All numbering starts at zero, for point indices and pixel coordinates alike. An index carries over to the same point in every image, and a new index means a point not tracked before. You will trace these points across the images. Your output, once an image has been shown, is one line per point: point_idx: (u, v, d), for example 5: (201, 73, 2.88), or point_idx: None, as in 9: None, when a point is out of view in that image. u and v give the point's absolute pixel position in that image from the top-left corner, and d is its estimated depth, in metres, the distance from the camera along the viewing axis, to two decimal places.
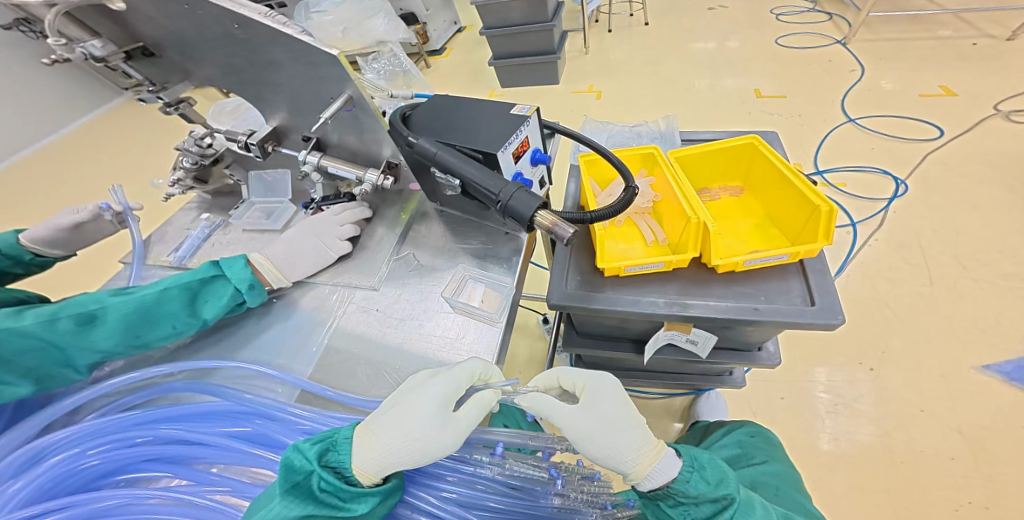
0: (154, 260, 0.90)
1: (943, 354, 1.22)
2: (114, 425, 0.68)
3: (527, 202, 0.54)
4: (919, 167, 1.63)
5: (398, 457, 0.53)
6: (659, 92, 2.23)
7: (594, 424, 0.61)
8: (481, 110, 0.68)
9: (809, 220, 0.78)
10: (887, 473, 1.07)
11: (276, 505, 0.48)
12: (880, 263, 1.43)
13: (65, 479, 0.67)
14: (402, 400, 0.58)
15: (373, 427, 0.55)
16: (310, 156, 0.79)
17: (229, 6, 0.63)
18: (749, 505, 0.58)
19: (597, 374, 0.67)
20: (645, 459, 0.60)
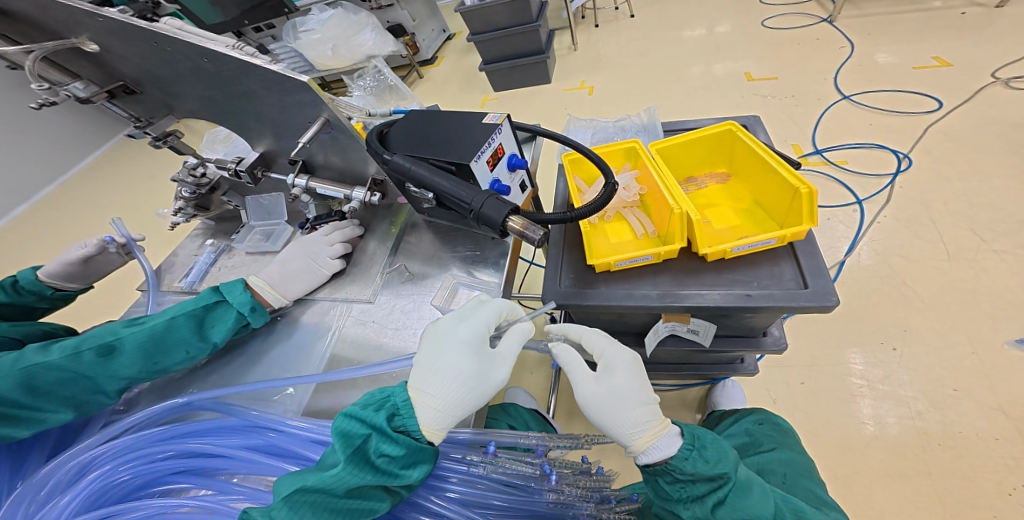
0: (168, 287, 0.93)
1: (971, 331, 1.19)
2: (141, 442, 0.70)
3: (498, 208, 0.56)
4: (922, 140, 1.60)
5: (463, 405, 0.59)
6: (651, 83, 2.22)
7: (602, 389, 0.66)
8: (455, 122, 0.70)
9: (793, 203, 0.77)
10: (921, 455, 1.05)
11: (343, 473, 0.50)
12: (892, 241, 1.40)
13: (106, 491, 0.71)
14: (445, 351, 0.62)
15: (430, 385, 0.59)
16: (298, 180, 0.80)
17: (195, 40, 0.65)
18: (748, 484, 0.57)
19: (613, 346, 0.71)
20: (646, 433, 0.62)
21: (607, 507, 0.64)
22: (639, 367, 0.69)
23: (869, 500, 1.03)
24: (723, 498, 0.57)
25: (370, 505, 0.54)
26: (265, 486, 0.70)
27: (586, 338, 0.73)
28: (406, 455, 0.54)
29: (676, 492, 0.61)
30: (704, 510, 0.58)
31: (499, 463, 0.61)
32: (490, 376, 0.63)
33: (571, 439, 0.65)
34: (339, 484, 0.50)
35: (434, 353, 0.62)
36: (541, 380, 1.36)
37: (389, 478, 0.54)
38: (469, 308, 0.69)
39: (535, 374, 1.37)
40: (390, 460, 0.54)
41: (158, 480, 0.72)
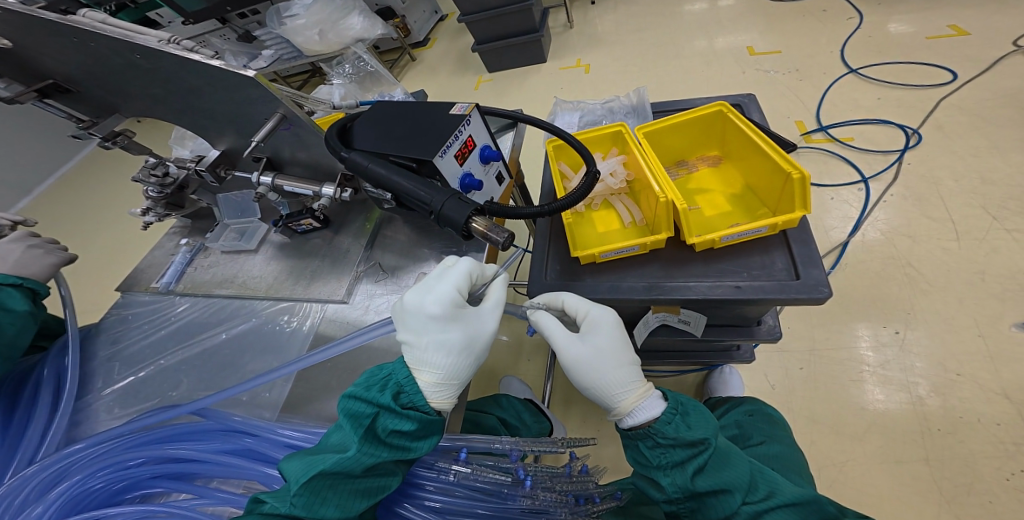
0: (145, 287, 0.92)
1: (979, 313, 1.15)
2: (119, 446, 0.69)
3: (460, 210, 0.53)
4: (933, 115, 1.52)
5: (460, 376, 0.59)
6: (649, 60, 2.13)
7: (586, 353, 0.64)
8: (421, 112, 0.65)
9: (786, 188, 0.72)
10: (919, 440, 1.03)
11: (358, 454, 0.48)
12: (899, 220, 1.34)
13: (85, 497, 0.70)
14: (424, 324, 0.59)
15: (418, 358, 0.58)
16: (263, 178, 0.77)
17: (123, 37, 0.62)
18: (729, 453, 0.54)
19: (596, 307, 0.68)
20: (632, 393, 0.62)
21: (582, 508, 0.63)
22: (623, 328, 0.67)
23: (866, 485, 1.01)
24: (702, 465, 0.54)
25: (385, 483, 0.52)
26: (242, 489, 0.68)
27: (566, 300, 0.70)
28: (418, 429, 0.53)
29: (655, 458, 0.57)
30: (683, 478, 0.54)
31: (470, 470, 0.61)
32: (476, 340, 0.62)
33: (547, 445, 0.66)
34: (356, 464, 0.49)
35: (413, 325, 0.60)
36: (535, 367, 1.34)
37: (404, 453, 0.53)
38: (442, 270, 0.65)
39: (528, 361, 1.35)
40: (401, 436, 0.53)
41: (137, 484, 0.71)
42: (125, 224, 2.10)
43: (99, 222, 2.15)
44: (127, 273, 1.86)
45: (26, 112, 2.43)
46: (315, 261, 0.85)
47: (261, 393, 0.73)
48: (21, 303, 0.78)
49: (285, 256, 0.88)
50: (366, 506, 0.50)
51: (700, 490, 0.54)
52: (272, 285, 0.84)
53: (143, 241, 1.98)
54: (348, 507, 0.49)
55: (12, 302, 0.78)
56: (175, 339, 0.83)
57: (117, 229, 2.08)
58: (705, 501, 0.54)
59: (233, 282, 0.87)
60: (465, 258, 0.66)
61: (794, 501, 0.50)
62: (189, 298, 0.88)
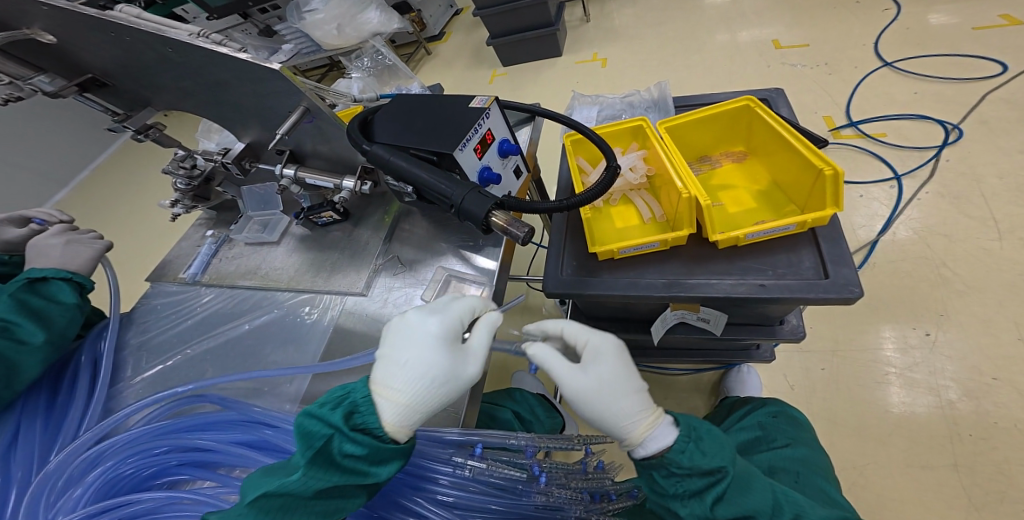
0: (172, 277, 0.95)
1: (1019, 316, 1.10)
2: (146, 434, 0.71)
3: (480, 203, 0.53)
4: (977, 109, 1.46)
5: (430, 402, 0.54)
6: (669, 54, 2.09)
7: (586, 382, 0.59)
8: (440, 106, 0.65)
9: (817, 185, 0.69)
10: (949, 446, 0.99)
11: (303, 478, 0.45)
12: (932, 218, 1.30)
13: (117, 482, 0.72)
14: (401, 345, 0.57)
15: (385, 378, 0.54)
16: (286, 170, 0.79)
17: (156, 30, 0.63)
18: (746, 477, 0.51)
19: (597, 334, 0.64)
20: (641, 423, 0.56)
21: (596, 507, 0.64)
22: (627, 355, 0.62)
23: (889, 490, 0.98)
24: (721, 494, 0.50)
25: (342, 507, 0.49)
26: None
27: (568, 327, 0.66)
28: (373, 453, 0.49)
29: (670, 487, 0.53)
30: (702, 508, 0.51)
31: (486, 466, 0.61)
32: (455, 366, 0.56)
33: (563, 441, 0.66)
34: (302, 487, 0.45)
35: (401, 348, 0.57)
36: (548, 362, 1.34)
37: (359, 478, 0.48)
38: (446, 301, 0.64)
39: None
40: (357, 460, 0.48)
41: (165, 471, 0.73)
42: (150, 216, 2.16)
43: (128, 213, 2.22)
44: (155, 263, 1.93)
45: (60, 106, 2.51)
46: (336, 253, 0.86)
47: (284, 383, 0.75)
48: (70, 296, 0.83)
49: (305, 249, 0.89)
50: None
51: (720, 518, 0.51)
52: (294, 277, 0.86)
53: (171, 232, 2.05)
54: None
55: (63, 294, 0.82)
56: (201, 329, 0.85)
57: (141, 220, 2.14)
58: None
59: (256, 273, 0.89)
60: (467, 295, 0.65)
61: None
62: (215, 289, 0.90)
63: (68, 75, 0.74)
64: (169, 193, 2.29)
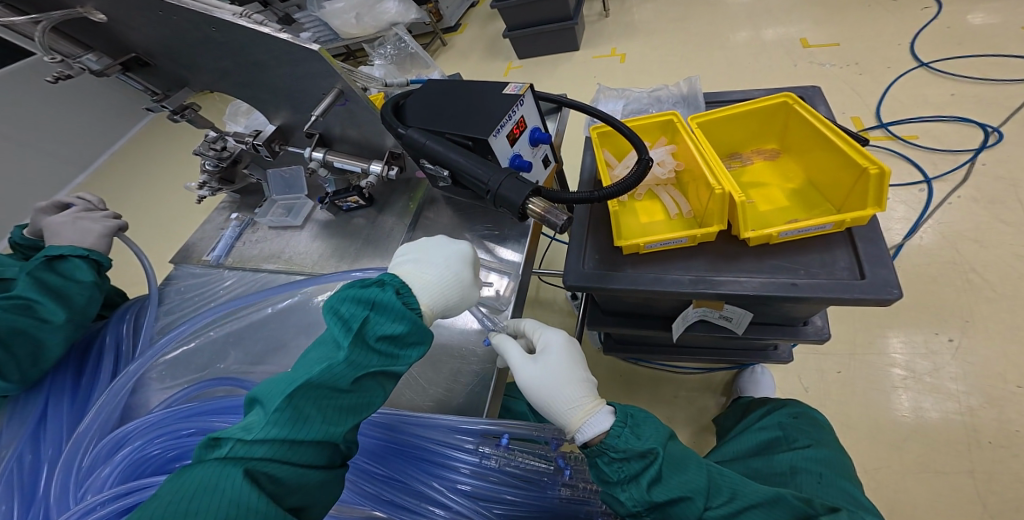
0: (196, 260, 0.96)
1: None
2: (173, 416, 0.70)
3: (517, 189, 0.52)
4: (1019, 112, 1.42)
5: (454, 292, 0.61)
6: (692, 50, 2.06)
7: (536, 368, 0.63)
8: (475, 91, 0.65)
9: (858, 184, 0.68)
10: (967, 453, 0.98)
11: (349, 353, 0.46)
12: (960, 223, 1.27)
13: (141, 465, 0.70)
14: (435, 252, 0.64)
15: (422, 271, 0.61)
16: (315, 153, 0.79)
17: (201, 9, 0.63)
18: (679, 461, 0.53)
19: (551, 330, 0.68)
20: (580, 410, 0.59)
21: None
22: (578, 352, 0.67)
23: (904, 496, 0.96)
24: (657, 476, 0.51)
25: (370, 402, 0.49)
26: None
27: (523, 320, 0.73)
28: (407, 334, 0.52)
29: (613, 474, 0.53)
30: (640, 492, 0.51)
31: (511, 457, 0.62)
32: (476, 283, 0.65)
33: None
34: (345, 364, 0.46)
35: (420, 257, 0.64)
36: None
37: (393, 360, 0.51)
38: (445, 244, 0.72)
39: None
40: (391, 342, 0.51)
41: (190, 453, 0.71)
42: (164, 200, 2.17)
43: (146, 198, 2.24)
44: (173, 248, 1.95)
45: (79, 88, 2.53)
46: (359, 239, 0.86)
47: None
48: (87, 275, 0.82)
49: (329, 234, 0.90)
50: (349, 427, 0.46)
51: (659, 502, 0.51)
52: (317, 262, 0.86)
53: (187, 218, 2.06)
54: (333, 421, 0.45)
55: (80, 274, 0.82)
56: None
57: (156, 203, 2.16)
58: (666, 511, 0.52)
59: (279, 257, 0.90)
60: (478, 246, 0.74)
61: (754, 501, 0.51)
62: (237, 274, 0.91)
63: (113, 54, 0.74)
64: (183, 178, 2.31)
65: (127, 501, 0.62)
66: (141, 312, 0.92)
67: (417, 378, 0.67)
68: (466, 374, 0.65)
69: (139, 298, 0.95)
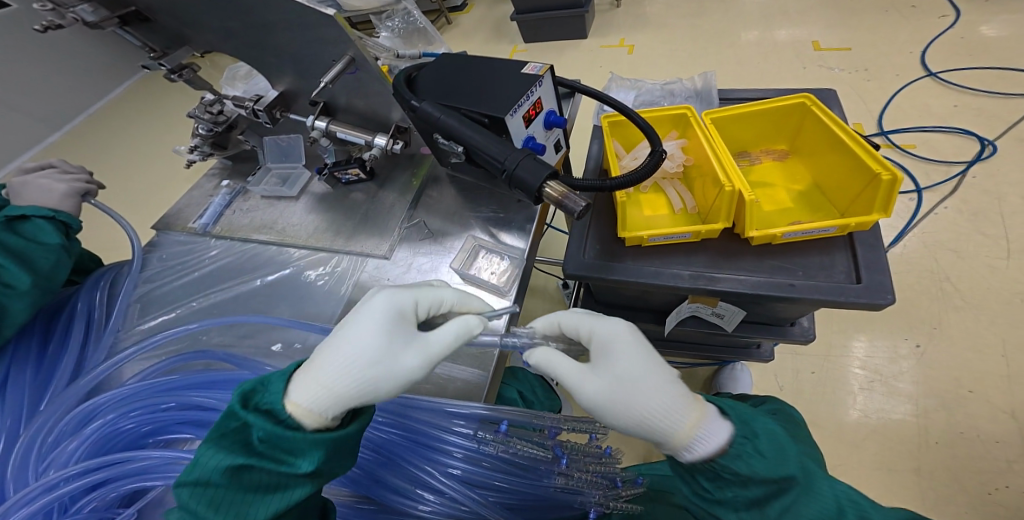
0: (182, 227, 0.92)
1: (1007, 333, 1.12)
2: (147, 390, 0.66)
3: (534, 171, 0.51)
4: (1015, 126, 1.45)
5: (364, 379, 0.48)
6: (701, 46, 2.04)
7: (602, 385, 0.52)
8: (492, 68, 0.63)
9: (868, 189, 0.68)
10: (915, 453, 1.02)
11: (213, 466, 0.42)
12: (944, 233, 1.30)
13: (114, 437, 0.68)
14: (352, 322, 0.52)
15: (320, 356, 0.49)
16: (318, 122, 0.77)
17: None
18: (821, 487, 0.43)
19: (606, 322, 0.57)
20: (682, 414, 0.48)
21: (613, 492, 0.64)
22: (646, 340, 0.56)
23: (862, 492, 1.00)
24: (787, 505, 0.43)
25: (286, 495, 0.44)
26: None
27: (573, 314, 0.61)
28: (281, 433, 0.43)
29: (718, 491, 0.47)
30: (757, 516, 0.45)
31: (508, 444, 0.61)
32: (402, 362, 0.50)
33: (588, 423, 0.65)
34: (216, 475, 0.42)
35: (338, 330, 0.52)
36: None
37: (281, 460, 0.44)
38: (420, 289, 0.59)
39: None
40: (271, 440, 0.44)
41: (165, 429, 0.70)
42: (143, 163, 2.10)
43: (129, 160, 2.16)
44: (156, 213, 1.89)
45: (59, 39, 2.40)
46: (355, 215, 0.84)
47: (294, 343, 0.72)
48: (54, 238, 0.78)
49: (324, 207, 0.87)
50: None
51: None
52: (312, 235, 0.84)
53: (172, 183, 2.01)
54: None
55: (46, 236, 0.78)
56: (209, 282, 0.83)
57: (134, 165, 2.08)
58: None
59: (272, 229, 0.87)
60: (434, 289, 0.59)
61: None
62: (224, 243, 0.88)
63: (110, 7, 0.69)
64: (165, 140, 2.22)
65: (93, 478, 0.60)
66: (117, 279, 0.86)
67: None
68: (464, 358, 0.65)
69: (117, 263, 0.89)
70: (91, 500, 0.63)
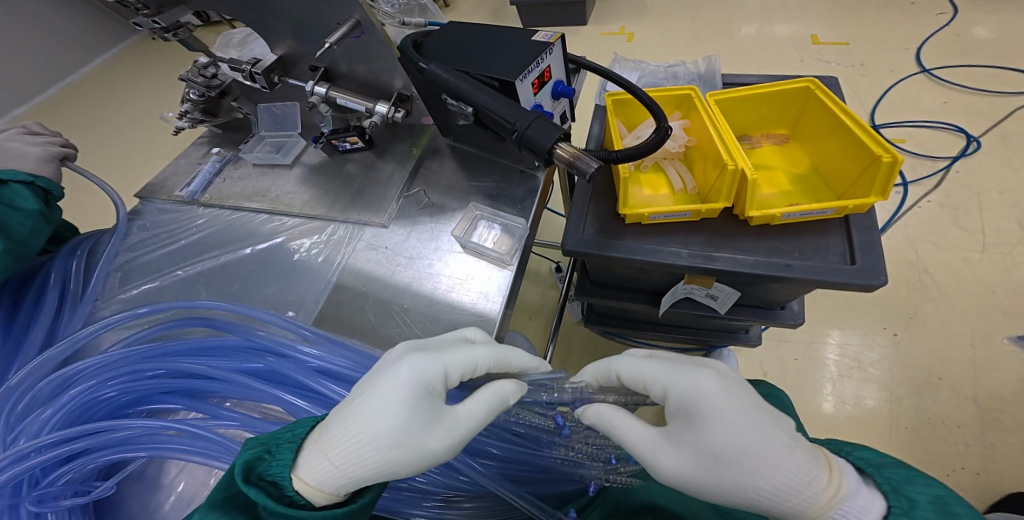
0: (167, 195, 0.88)
1: (976, 323, 1.16)
2: (132, 355, 0.61)
3: (546, 133, 0.52)
4: (1000, 124, 1.49)
5: (379, 464, 0.42)
6: (699, 36, 2.04)
7: (689, 462, 0.46)
8: (500, 35, 0.63)
9: (868, 172, 0.69)
10: (887, 438, 1.05)
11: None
12: (928, 226, 1.33)
13: (91, 409, 0.61)
14: (378, 389, 0.45)
15: (337, 426, 0.43)
16: (318, 88, 0.76)
17: None
18: None
19: (700, 380, 0.47)
20: (820, 494, 0.40)
21: (612, 468, 0.63)
22: (756, 399, 0.46)
23: None
24: None
25: None
26: (259, 414, 0.63)
27: (648, 367, 0.53)
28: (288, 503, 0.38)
29: None
30: None
31: (511, 412, 0.62)
32: (426, 441, 0.45)
33: None
34: None
35: (364, 393, 0.45)
36: (535, 328, 1.36)
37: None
38: (451, 341, 0.54)
39: (531, 322, 1.37)
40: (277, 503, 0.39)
41: (149, 399, 0.63)
42: (120, 134, 2.02)
43: (107, 127, 2.07)
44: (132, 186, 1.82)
45: None
46: (351, 185, 0.83)
47: (287, 312, 0.70)
48: (31, 203, 0.75)
49: (319, 176, 0.85)
50: None
51: None
52: (306, 203, 0.82)
53: (151, 154, 1.92)
54: None
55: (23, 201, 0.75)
56: (194, 251, 0.80)
57: (111, 137, 2.00)
58: None
59: (264, 197, 0.85)
60: (472, 352, 0.52)
61: None
62: (211, 211, 0.85)
63: None
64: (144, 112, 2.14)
65: (71, 446, 0.55)
66: (94, 248, 0.82)
67: (412, 326, 0.64)
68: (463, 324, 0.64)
69: (93, 233, 0.85)
70: (67, 472, 0.57)
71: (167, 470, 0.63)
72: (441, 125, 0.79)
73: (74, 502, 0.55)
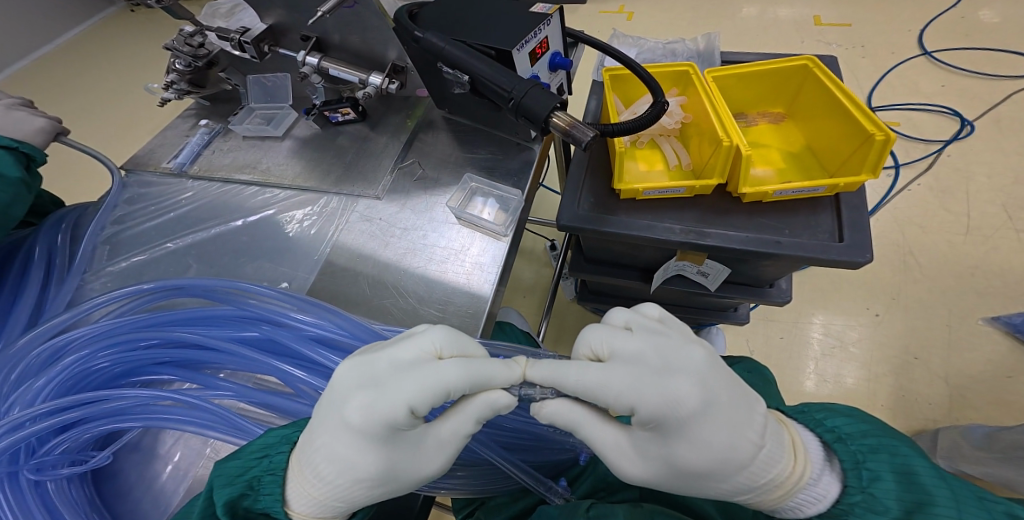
0: (155, 166, 0.87)
1: (955, 303, 1.19)
2: (124, 325, 0.61)
3: (542, 102, 0.53)
4: (995, 109, 1.49)
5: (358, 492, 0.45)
6: (700, 15, 2.01)
7: (658, 470, 0.45)
8: (498, 5, 0.62)
9: (859, 151, 0.70)
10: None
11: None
12: (917, 209, 1.35)
13: (85, 378, 0.62)
14: (330, 430, 0.44)
15: (305, 461, 0.45)
16: (309, 58, 0.75)
17: None
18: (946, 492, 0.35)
19: (675, 390, 0.42)
20: (783, 483, 0.41)
21: None
22: (739, 405, 0.43)
23: None
24: None
25: None
26: (253, 384, 0.63)
27: (606, 377, 0.45)
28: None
29: None
30: None
31: None
32: (402, 469, 0.45)
33: None
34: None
35: (320, 432, 0.44)
36: (529, 305, 1.37)
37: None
38: (413, 357, 0.45)
39: (526, 299, 1.38)
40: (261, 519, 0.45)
41: (141, 370, 0.64)
42: (98, 108, 1.95)
43: (87, 99, 2.00)
44: (115, 160, 1.78)
45: None
46: (344, 157, 0.82)
47: (280, 283, 0.70)
48: (11, 169, 0.71)
49: (311, 148, 0.85)
50: None
51: None
52: (298, 176, 0.81)
53: (135, 127, 1.87)
54: None
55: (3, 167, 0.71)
56: (184, 224, 0.80)
57: (91, 111, 1.94)
58: None
59: (255, 168, 0.84)
60: (440, 374, 0.43)
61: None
62: (200, 184, 0.84)
63: None
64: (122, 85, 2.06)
65: (67, 416, 0.56)
66: (79, 222, 0.81)
67: (407, 296, 0.65)
68: (458, 296, 0.64)
69: (76, 206, 0.84)
70: (62, 441, 0.58)
71: (162, 441, 0.65)
72: (436, 95, 0.78)
73: (72, 471, 0.56)
